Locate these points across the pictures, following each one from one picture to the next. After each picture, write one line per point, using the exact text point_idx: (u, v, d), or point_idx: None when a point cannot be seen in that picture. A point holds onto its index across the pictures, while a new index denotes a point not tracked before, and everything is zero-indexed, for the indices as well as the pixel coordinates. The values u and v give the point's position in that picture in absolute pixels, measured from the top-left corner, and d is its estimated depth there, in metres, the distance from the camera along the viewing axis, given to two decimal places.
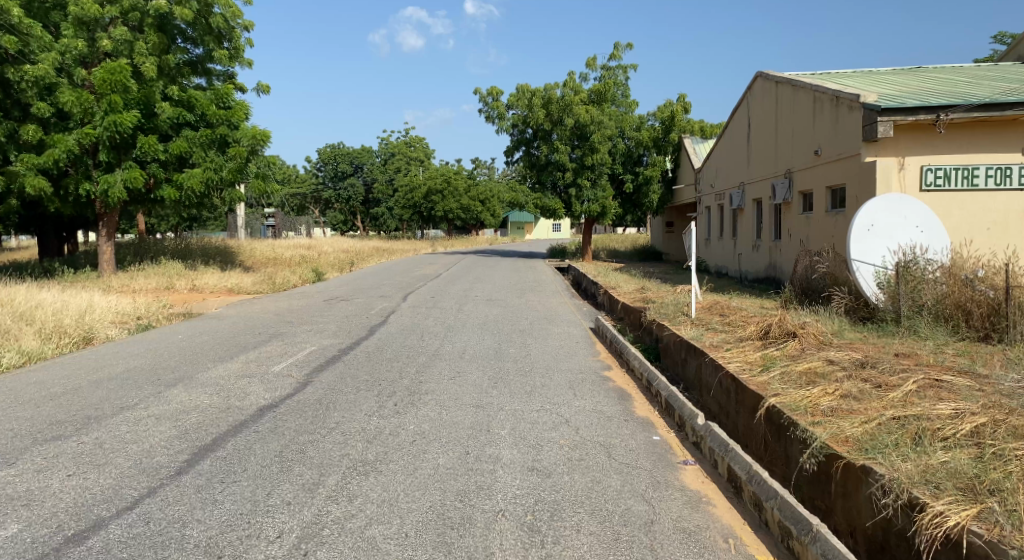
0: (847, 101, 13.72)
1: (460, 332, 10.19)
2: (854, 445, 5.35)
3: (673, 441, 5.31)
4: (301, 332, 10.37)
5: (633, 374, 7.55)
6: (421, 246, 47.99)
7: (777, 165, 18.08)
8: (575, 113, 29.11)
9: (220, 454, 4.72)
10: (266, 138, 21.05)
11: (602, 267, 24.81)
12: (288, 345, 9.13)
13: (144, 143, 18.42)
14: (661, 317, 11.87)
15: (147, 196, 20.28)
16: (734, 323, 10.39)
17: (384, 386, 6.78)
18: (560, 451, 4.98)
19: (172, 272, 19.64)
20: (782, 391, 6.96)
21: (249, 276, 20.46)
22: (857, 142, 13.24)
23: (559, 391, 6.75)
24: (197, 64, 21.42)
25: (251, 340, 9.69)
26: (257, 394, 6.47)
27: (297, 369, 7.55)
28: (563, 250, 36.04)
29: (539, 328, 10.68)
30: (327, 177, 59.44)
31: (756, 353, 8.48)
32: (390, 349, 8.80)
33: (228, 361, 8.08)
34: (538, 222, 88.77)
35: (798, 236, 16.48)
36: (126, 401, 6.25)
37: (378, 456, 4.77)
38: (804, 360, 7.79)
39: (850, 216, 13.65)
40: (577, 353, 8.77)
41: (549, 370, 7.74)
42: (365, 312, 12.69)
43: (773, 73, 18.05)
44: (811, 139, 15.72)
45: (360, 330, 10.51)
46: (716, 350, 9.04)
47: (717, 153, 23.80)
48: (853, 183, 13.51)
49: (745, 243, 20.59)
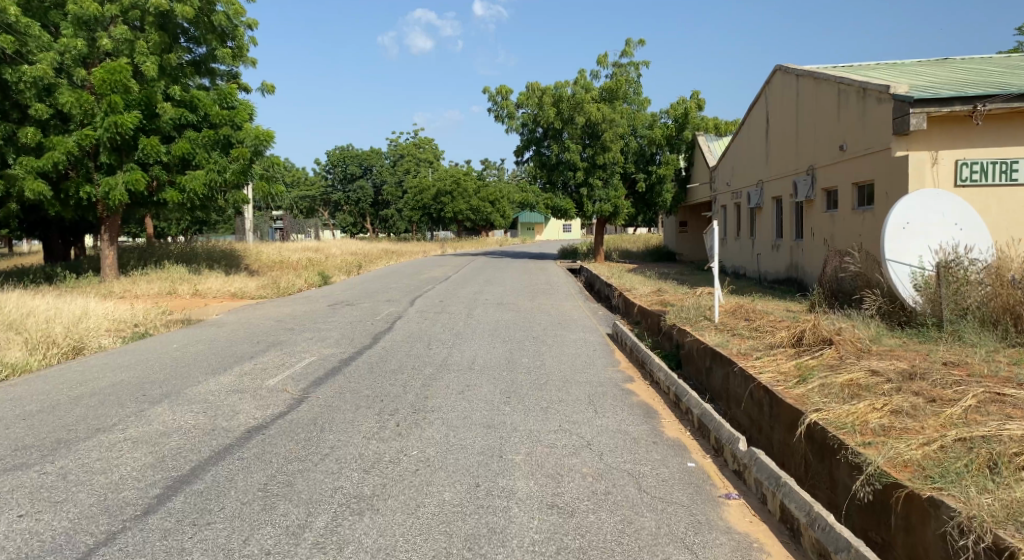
0: (876, 93, 13.05)
1: (471, 340, 9.60)
2: (916, 472, 4.73)
3: (711, 470, 4.71)
4: (301, 340, 9.81)
5: (658, 387, 6.94)
6: (431, 248, 47.59)
7: (798, 161, 17.42)
8: (586, 111, 28.47)
9: (196, 489, 4.13)
10: (271, 138, 20.51)
11: (616, 268, 24.27)
12: (287, 356, 8.58)
13: (146, 145, 18.00)
14: (681, 322, 11.25)
15: (150, 199, 19.83)
16: (761, 329, 9.75)
17: (386, 403, 6.19)
18: (584, 482, 4.37)
19: (175, 277, 19.17)
20: (823, 406, 6.33)
21: (254, 280, 19.98)
22: (887, 135, 12.57)
23: (577, 407, 6.15)
24: (200, 64, 20.96)
25: (248, 350, 9.13)
26: (247, 413, 5.90)
27: (294, 383, 6.98)
28: (574, 252, 35.47)
29: (553, 335, 10.07)
30: (336, 180, 59.07)
31: (790, 363, 7.85)
32: (394, 359, 8.22)
33: (220, 373, 7.53)
34: (549, 223, 88.19)
35: (822, 236, 15.80)
36: (102, 421, 5.68)
37: (376, 490, 4.18)
38: (844, 371, 7.15)
39: (879, 213, 12.95)
40: (595, 362, 8.16)
41: (567, 382, 7.14)
42: (370, 318, 12.09)
43: (793, 66, 17.42)
44: (835, 134, 15.06)
45: (364, 337, 9.93)
46: (745, 359, 8.41)
47: (733, 150, 23.11)
48: (882, 178, 12.82)
49: (765, 242, 19.90)
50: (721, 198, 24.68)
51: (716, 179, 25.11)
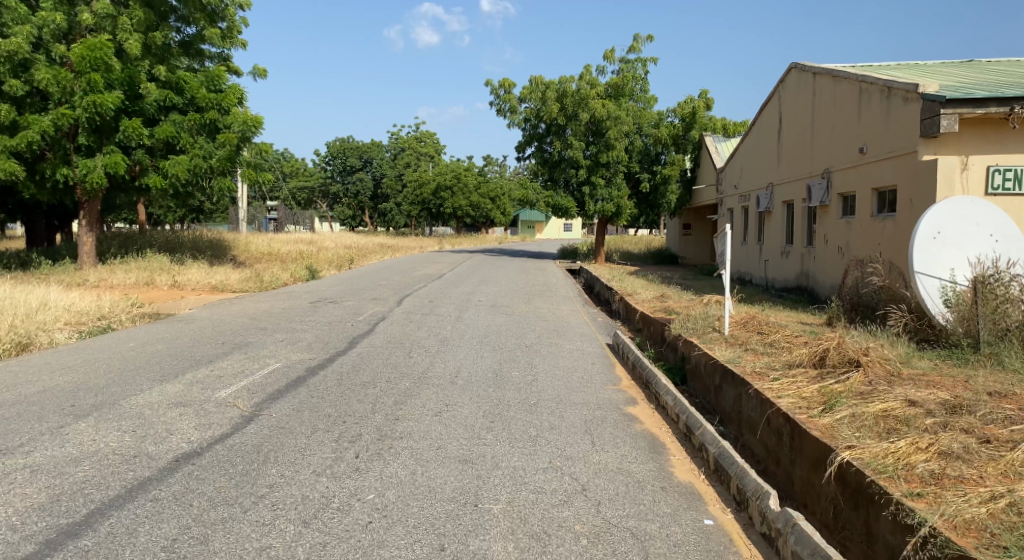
0: (902, 92, 12.19)
1: (457, 348, 8.71)
2: (986, 540, 3.86)
3: (734, 531, 3.86)
4: (270, 342, 8.94)
5: (665, 412, 6.08)
6: (428, 245, 46.47)
7: (812, 164, 16.58)
8: (590, 107, 27.42)
9: (82, 547, 3.24)
10: (259, 123, 19.62)
11: (617, 271, 23.28)
12: (250, 362, 7.70)
13: (127, 127, 17.10)
14: (688, 333, 10.38)
15: (131, 183, 18.93)
16: (777, 345, 8.87)
17: (348, 427, 5.32)
18: (577, 547, 3.49)
19: (155, 266, 18.31)
20: (856, 443, 5.45)
21: (236, 272, 19.05)
22: (913, 138, 11.72)
23: (571, 438, 5.26)
24: (188, 46, 20.10)
25: (210, 353, 8.26)
26: (182, 435, 5.01)
27: (246, 398, 6.10)
28: (575, 252, 34.61)
29: (548, 344, 9.19)
30: (335, 172, 58.39)
31: (812, 387, 6.97)
32: (368, 369, 7.34)
33: (166, 382, 6.64)
34: (550, 222, 87.53)
35: (837, 243, 14.94)
36: (8, 441, 4.80)
37: (311, 554, 3.30)
38: (878, 399, 6.27)
39: (902, 222, 12.10)
40: (594, 379, 7.28)
41: (561, 403, 6.28)
42: (351, 318, 11.20)
43: (810, 64, 16.56)
44: (855, 136, 14.21)
45: (340, 341, 9.04)
46: (762, 380, 7.53)
47: (742, 151, 22.23)
48: (907, 184, 11.96)
49: (774, 249, 19.06)
50: (728, 201, 23.82)
51: (723, 181, 24.25)
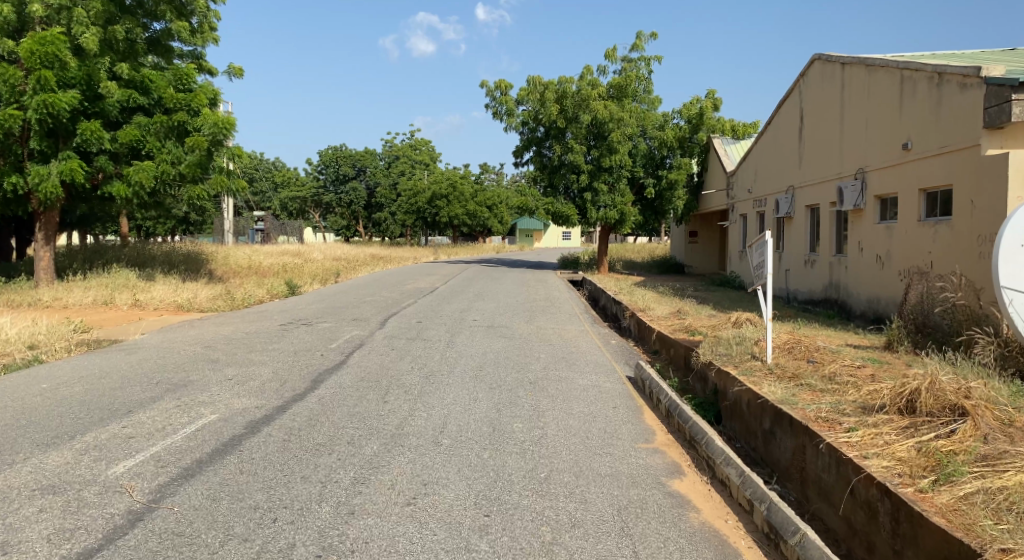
0: (958, 78, 10.64)
1: (445, 386, 7.04)
2: None
3: None
4: (214, 383, 7.24)
5: (727, 492, 4.45)
6: (423, 255, 44.80)
7: (841, 163, 15.00)
8: (592, 109, 25.77)
9: None
10: (232, 125, 17.81)
11: (624, 282, 21.64)
12: (178, 413, 6.00)
13: (85, 130, 15.49)
14: (721, 360, 8.77)
15: (93, 193, 17.30)
16: (839, 380, 7.24)
17: (277, 532, 3.66)
18: None
19: (119, 284, 16.64)
20: (1013, 543, 3.78)
21: (206, 288, 17.36)
22: (975, 129, 10.17)
23: (603, 546, 3.60)
24: (156, 43, 18.49)
25: (135, 398, 6.57)
26: (23, 554, 3.33)
27: (147, 477, 4.39)
28: (575, 261, 33.05)
29: (558, 379, 7.55)
30: (329, 181, 56.66)
31: (906, 443, 5.31)
32: (328, 424, 5.66)
33: (50, 451, 4.95)
34: (549, 230, 85.99)
35: (874, 252, 13.35)
36: None
37: None
38: (1012, 467, 4.59)
39: (958, 226, 10.54)
40: (623, 436, 5.63)
41: (583, 476, 4.63)
42: (323, 346, 9.55)
43: (836, 54, 15.06)
44: (896, 130, 12.65)
45: (301, 379, 7.36)
46: (833, 430, 5.89)
47: (756, 153, 20.65)
48: (965, 183, 10.41)
49: (796, 257, 17.49)
50: (739, 206, 22.25)
51: (735, 185, 22.66)
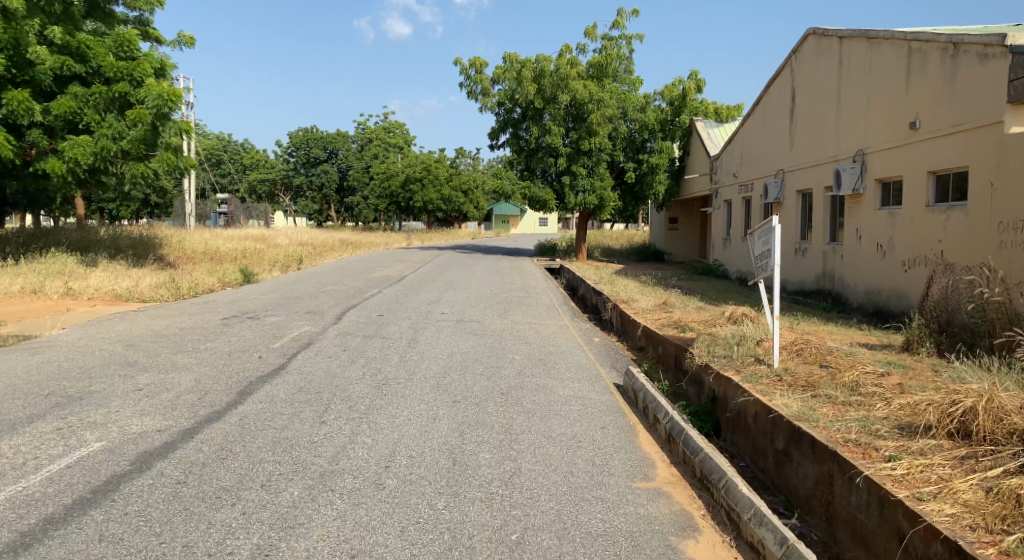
0: (978, 47, 9.59)
1: (399, 401, 5.84)
2: None
3: None
4: (118, 396, 5.94)
5: None
6: (395, 240, 43.28)
7: (837, 145, 13.97)
8: (571, 88, 24.58)
9: None
10: (179, 97, 16.23)
11: (603, 271, 20.52)
12: (53, 442, 4.71)
13: (10, 99, 13.94)
14: (719, 362, 7.69)
15: (25, 170, 15.70)
16: (861, 390, 6.19)
17: None
18: None
19: (53, 270, 15.10)
20: None
21: (151, 276, 15.85)
22: (997, 104, 9.16)
23: None
24: (95, 7, 16.84)
25: (8, 418, 5.25)
26: None
27: None
28: (552, 248, 31.90)
29: (535, 390, 6.38)
30: (298, 163, 53.59)
31: (969, 481, 4.23)
32: (242, 457, 4.45)
33: None
34: (525, 215, 84.69)
35: (875, 239, 12.37)
36: None
37: None
38: None
39: (976, 211, 9.55)
40: (616, 470, 4.48)
41: (569, 540, 3.46)
42: (265, 345, 8.28)
43: (833, 28, 14.01)
44: (901, 108, 11.62)
45: (226, 392, 6.09)
46: (869, 458, 4.78)
47: (742, 134, 19.57)
48: (984, 163, 9.41)
49: (786, 245, 16.51)
50: (724, 192, 21.21)
51: (719, 168, 21.61)
